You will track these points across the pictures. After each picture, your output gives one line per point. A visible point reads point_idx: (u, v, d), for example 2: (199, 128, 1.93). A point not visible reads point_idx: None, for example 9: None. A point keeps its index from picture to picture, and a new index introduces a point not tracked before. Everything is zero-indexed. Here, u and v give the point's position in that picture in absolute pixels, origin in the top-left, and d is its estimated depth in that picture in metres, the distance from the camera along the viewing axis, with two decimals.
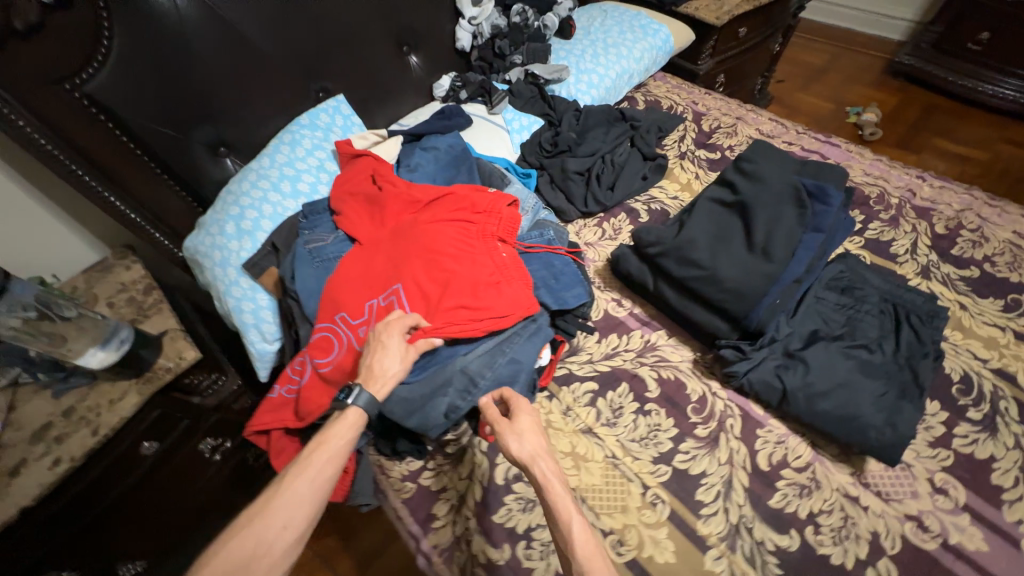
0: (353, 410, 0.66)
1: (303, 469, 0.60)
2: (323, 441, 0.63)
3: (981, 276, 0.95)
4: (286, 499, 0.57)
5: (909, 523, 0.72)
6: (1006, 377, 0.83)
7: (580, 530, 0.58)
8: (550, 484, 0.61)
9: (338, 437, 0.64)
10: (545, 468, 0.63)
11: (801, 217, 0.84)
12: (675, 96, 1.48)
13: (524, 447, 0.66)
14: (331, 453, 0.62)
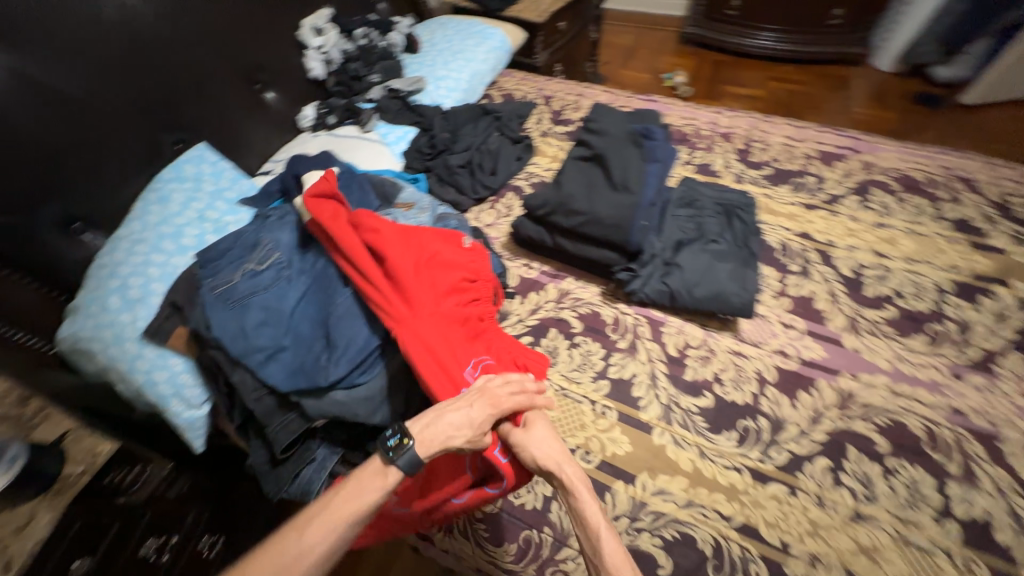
0: (393, 470, 0.71)
1: (332, 516, 0.66)
2: (359, 491, 0.69)
3: (773, 171, 1.27)
4: (299, 544, 0.64)
5: (775, 356, 0.97)
6: (806, 235, 1.14)
7: (607, 540, 0.69)
8: (575, 489, 0.73)
9: (366, 494, 0.69)
10: (572, 474, 0.75)
11: (640, 154, 1.05)
12: (524, 87, 1.68)
13: (548, 455, 0.76)
14: (356, 510, 0.68)
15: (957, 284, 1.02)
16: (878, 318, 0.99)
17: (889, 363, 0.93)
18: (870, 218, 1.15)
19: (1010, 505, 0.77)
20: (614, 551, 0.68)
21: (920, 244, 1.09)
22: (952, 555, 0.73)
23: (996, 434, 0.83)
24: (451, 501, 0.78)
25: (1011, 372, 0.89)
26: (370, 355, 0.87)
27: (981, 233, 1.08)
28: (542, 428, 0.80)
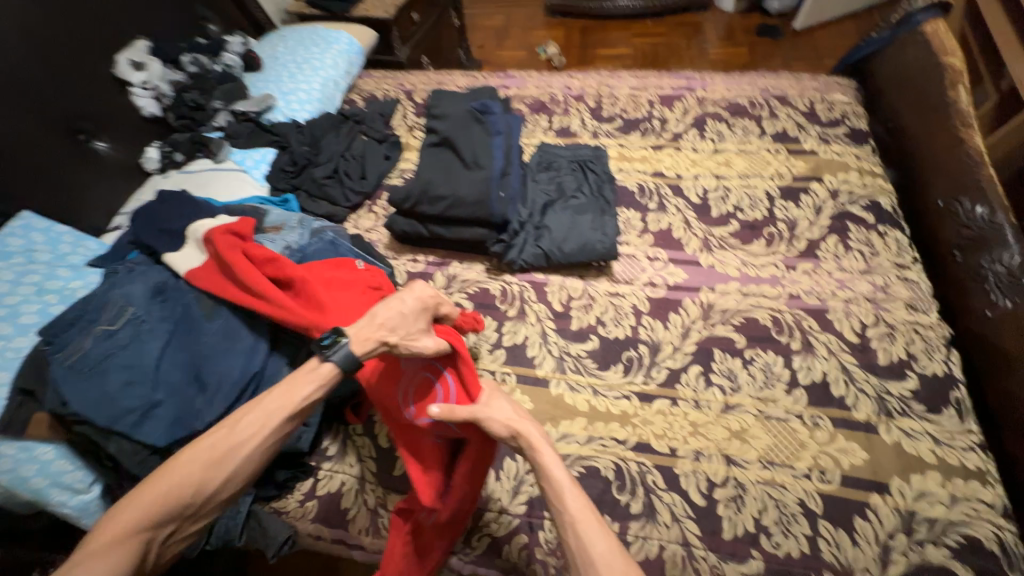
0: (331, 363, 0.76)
1: (270, 413, 0.72)
2: (300, 386, 0.75)
3: (623, 122, 1.37)
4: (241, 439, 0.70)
5: (646, 288, 1.06)
6: (658, 174, 1.24)
7: (573, 498, 0.68)
8: (541, 450, 0.73)
9: (306, 391, 0.75)
10: (535, 437, 0.75)
11: (484, 130, 1.09)
12: (385, 85, 1.66)
13: (507, 421, 0.75)
14: (293, 407, 0.74)
15: (783, 188, 1.16)
16: (725, 233, 1.12)
17: (737, 270, 1.06)
18: (708, 147, 1.27)
19: (839, 362, 0.91)
20: (578, 498, 0.68)
21: (750, 160, 1.22)
22: (802, 417, 0.86)
23: (824, 307, 0.98)
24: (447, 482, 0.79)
25: (831, 253, 1.04)
26: (252, 384, 0.84)
27: (796, 141, 1.24)
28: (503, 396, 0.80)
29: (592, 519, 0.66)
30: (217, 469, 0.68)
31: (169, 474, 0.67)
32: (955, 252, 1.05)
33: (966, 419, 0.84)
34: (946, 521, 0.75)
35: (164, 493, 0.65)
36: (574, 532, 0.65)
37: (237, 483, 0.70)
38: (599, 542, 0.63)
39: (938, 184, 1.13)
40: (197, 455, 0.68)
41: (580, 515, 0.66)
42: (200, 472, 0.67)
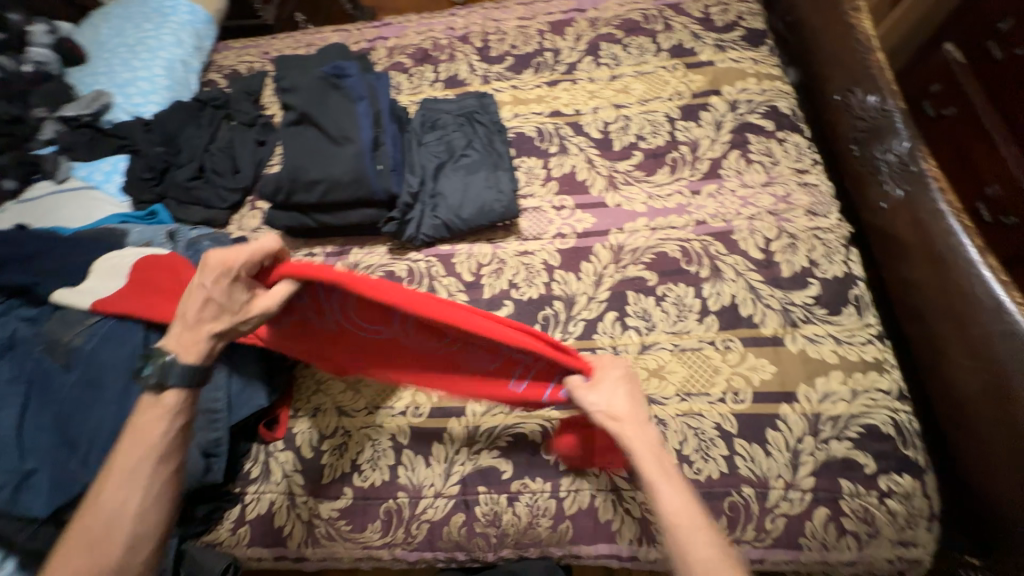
0: (173, 390, 0.66)
1: (129, 470, 0.63)
2: (147, 430, 0.65)
3: (514, 60, 1.24)
4: (121, 485, 0.62)
5: (555, 241, 1.02)
6: (556, 114, 1.15)
7: (670, 498, 0.61)
8: (637, 455, 0.65)
9: (160, 431, 0.65)
10: (632, 434, 0.66)
11: (344, 97, 0.96)
12: (247, 55, 1.44)
13: (604, 413, 0.68)
14: (152, 450, 0.64)
15: (683, 108, 1.10)
16: (630, 168, 1.06)
17: (644, 205, 1.02)
18: (605, 75, 1.18)
19: (746, 281, 0.91)
20: (677, 503, 0.61)
21: (649, 82, 1.14)
22: (714, 343, 0.87)
23: (730, 228, 0.96)
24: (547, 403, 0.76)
25: (733, 170, 1.01)
26: (130, 430, 0.75)
27: (693, 53, 1.16)
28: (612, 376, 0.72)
29: (694, 526, 0.59)
30: (101, 550, 0.60)
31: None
32: (853, 146, 1.04)
33: (864, 314, 0.86)
34: (848, 415, 0.79)
35: None
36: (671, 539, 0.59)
37: (140, 550, 0.62)
38: (701, 550, 0.57)
39: (834, 77, 1.09)
40: (74, 551, 0.60)
41: (680, 524, 0.59)
42: (86, 564, 0.59)
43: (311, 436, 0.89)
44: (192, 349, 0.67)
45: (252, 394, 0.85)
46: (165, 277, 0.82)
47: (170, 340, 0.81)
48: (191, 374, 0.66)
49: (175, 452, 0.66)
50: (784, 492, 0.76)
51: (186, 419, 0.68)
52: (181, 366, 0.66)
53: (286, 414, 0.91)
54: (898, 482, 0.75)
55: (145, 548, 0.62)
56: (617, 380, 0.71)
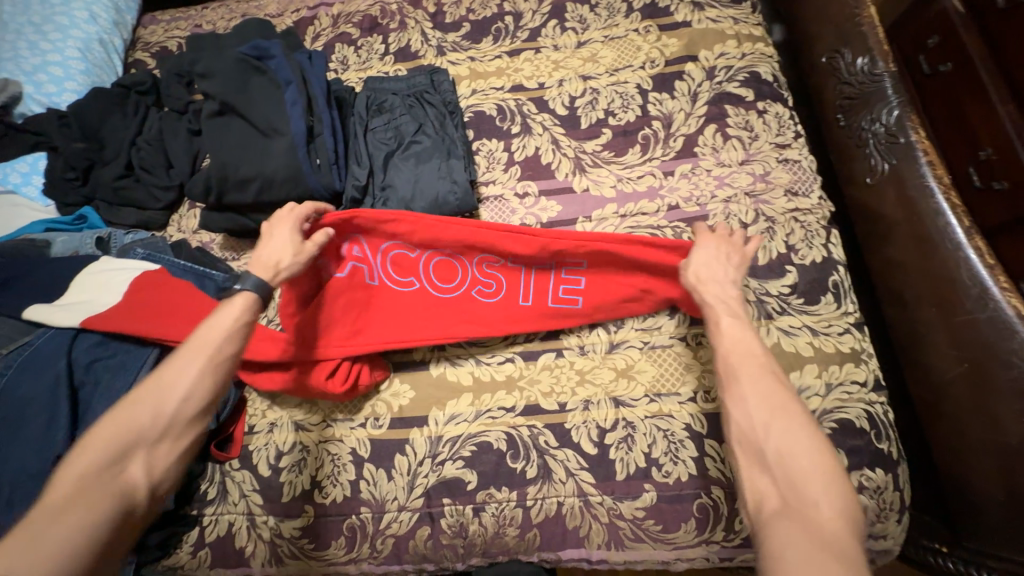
0: (240, 294, 0.69)
1: (200, 347, 0.64)
2: (216, 321, 0.67)
3: (471, 27, 1.12)
4: (200, 346, 0.65)
5: None
6: (518, 88, 1.04)
7: (734, 342, 0.62)
8: (715, 320, 0.65)
9: (230, 322, 0.67)
10: (715, 301, 0.68)
11: (271, 82, 0.86)
12: (175, 29, 1.28)
13: (700, 281, 0.71)
14: (218, 340, 0.66)
15: (656, 78, 1.00)
16: (598, 148, 0.97)
17: (613, 189, 0.94)
18: (571, 41, 1.06)
19: None
20: (742, 345, 0.61)
21: (619, 48, 1.03)
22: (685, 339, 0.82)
23: (704, 213, 0.89)
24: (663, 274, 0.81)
25: (709, 147, 0.93)
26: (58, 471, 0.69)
27: (667, 13, 1.04)
28: (709, 248, 0.73)
29: (750, 360, 0.60)
30: (161, 406, 0.61)
31: (111, 415, 0.59)
32: (839, 115, 0.95)
33: (843, 302, 0.81)
34: (821, 412, 0.76)
35: (122, 424, 0.58)
36: (734, 391, 0.58)
37: (187, 420, 0.62)
38: (757, 400, 0.56)
39: (821, 36, 0.99)
40: (137, 403, 0.60)
41: (738, 358, 0.60)
42: (142, 419, 0.59)
43: (268, 453, 0.86)
44: (262, 265, 0.74)
45: None
46: (170, 296, 0.82)
47: (101, 364, 0.77)
48: (260, 284, 0.71)
49: (240, 337, 0.68)
50: None
51: (252, 320, 0.70)
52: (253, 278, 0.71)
53: (241, 431, 0.87)
54: (870, 476, 0.73)
55: (186, 424, 0.62)
56: (710, 256, 0.72)
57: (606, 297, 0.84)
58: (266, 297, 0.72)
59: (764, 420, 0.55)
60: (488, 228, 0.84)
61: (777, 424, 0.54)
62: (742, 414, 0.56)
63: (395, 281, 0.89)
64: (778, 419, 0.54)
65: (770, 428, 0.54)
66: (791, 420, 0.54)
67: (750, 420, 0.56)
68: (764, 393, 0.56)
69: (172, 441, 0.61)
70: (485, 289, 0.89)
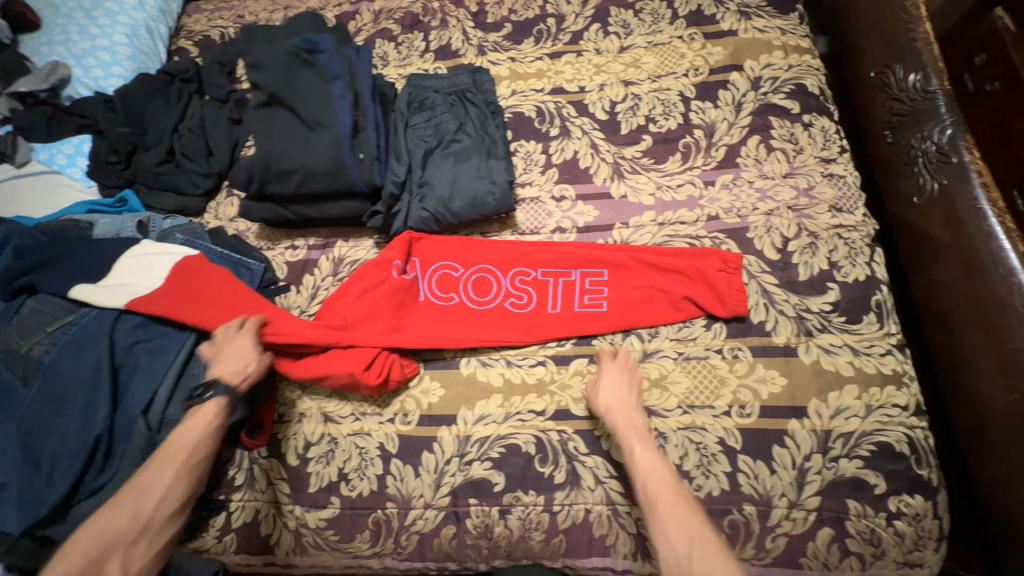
0: (210, 401, 0.72)
1: (171, 454, 0.67)
2: (183, 433, 0.69)
3: (513, 28, 1.12)
4: (174, 452, 0.67)
5: (554, 236, 0.94)
6: (558, 91, 1.04)
7: (645, 462, 0.70)
8: (630, 441, 0.73)
9: (203, 427, 0.70)
10: (625, 425, 0.74)
11: (319, 75, 0.86)
12: (218, 18, 1.30)
13: (609, 404, 0.76)
14: (189, 445, 0.68)
15: (700, 86, 0.99)
16: (637, 154, 0.97)
17: (651, 197, 0.93)
18: (613, 46, 1.06)
19: (760, 284, 0.83)
20: (654, 467, 0.69)
21: (662, 55, 1.03)
22: (721, 352, 0.81)
23: (745, 225, 0.88)
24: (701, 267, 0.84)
25: (751, 158, 0.92)
26: (96, 450, 0.70)
27: (713, 21, 1.03)
28: (613, 374, 0.79)
29: (665, 490, 0.66)
30: (136, 508, 0.62)
31: (89, 521, 0.61)
32: (886, 131, 0.94)
33: (886, 323, 0.80)
34: (861, 433, 0.74)
35: (97, 530, 0.60)
36: (658, 523, 0.63)
37: (163, 520, 0.63)
38: (675, 537, 0.61)
39: (871, 50, 0.97)
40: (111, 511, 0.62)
41: (653, 485, 0.67)
42: (114, 523, 0.61)
43: (297, 442, 0.86)
44: (230, 371, 0.74)
45: None
46: (209, 288, 0.84)
47: (141, 346, 0.78)
48: (230, 391, 0.72)
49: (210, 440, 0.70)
50: (787, 511, 0.73)
51: (222, 425, 0.72)
52: (221, 386, 0.73)
53: (271, 420, 0.87)
54: (909, 502, 0.72)
55: (160, 525, 0.63)
56: (623, 380, 0.79)
57: (645, 287, 0.86)
58: (231, 402, 0.72)
59: (684, 549, 0.60)
60: (541, 245, 0.92)
61: (695, 555, 0.59)
62: (665, 545, 0.61)
63: (432, 291, 0.92)
64: (696, 549, 0.59)
65: (687, 555, 0.59)
66: (707, 545, 0.60)
67: (671, 552, 0.60)
68: (679, 522, 0.62)
69: (147, 543, 0.62)
70: (518, 302, 0.90)
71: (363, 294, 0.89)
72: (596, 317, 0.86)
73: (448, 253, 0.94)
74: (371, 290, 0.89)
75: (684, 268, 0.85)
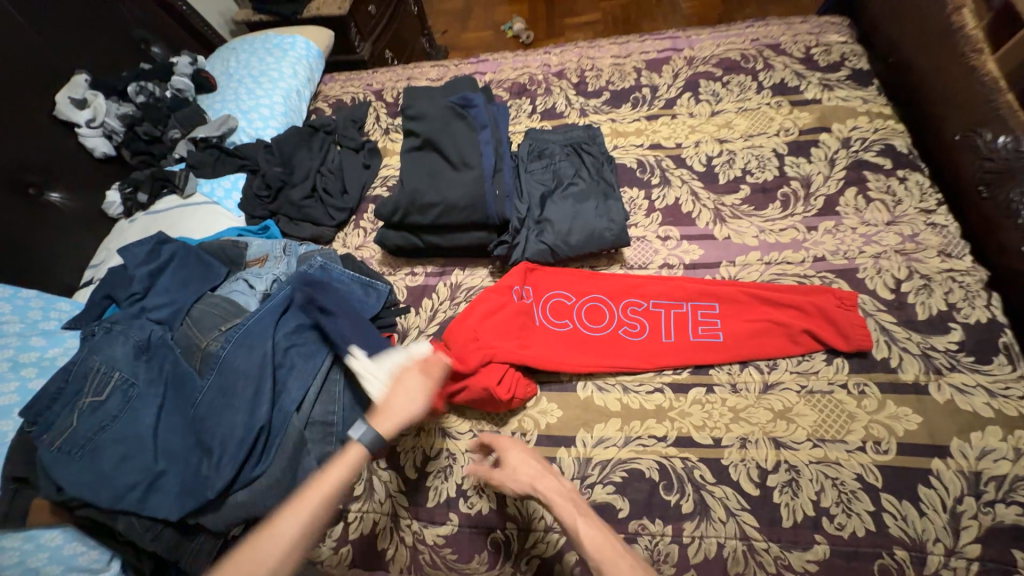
0: (358, 445, 0.65)
1: (305, 501, 0.61)
2: (325, 477, 0.63)
3: (611, 96, 1.28)
4: (315, 495, 0.62)
5: (662, 271, 1.00)
6: (656, 146, 1.16)
7: (586, 528, 0.64)
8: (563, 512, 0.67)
9: (344, 472, 0.64)
10: (546, 491, 0.71)
11: (468, 125, 1.02)
12: (351, 86, 1.54)
13: (523, 482, 0.73)
14: (328, 490, 0.62)
15: (791, 144, 1.09)
16: (736, 202, 1.05)
17: (755, 238, 0.99)
18: (705, 110, 1.19)
19: (877, 322, 0.86)
20: (597, 535, 0.63)
21: (752, 118, 1.15)
22: (846, 387, 0.82)
23: (853, 266, 0.92)
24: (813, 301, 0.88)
25: (851, 207, 0.98)
26: (256, 442, 0.76)
27: (797, 91, 1.16)
28: (516, 454, 0.78)
29: (618, 556, 0.60)
30: (270, 554, 0.57)
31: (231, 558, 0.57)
32: (980, 187, 0.99)
33: (1019, 365, 0.79)
34: (1014, 477, 0.71)
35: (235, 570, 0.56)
36: None
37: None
38: None
39: (953, 117, 1.06)
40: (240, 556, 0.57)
41: (607, 561, 0.60)
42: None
43: (416, 456, 0.88)
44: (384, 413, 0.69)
45: (364, 410, 0.83)
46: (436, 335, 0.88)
47: (295, 350, 0.85)
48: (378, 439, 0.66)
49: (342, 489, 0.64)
50: (945, 559, 0.68)
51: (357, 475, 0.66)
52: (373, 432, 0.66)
53: (390, 431, 0.91)
54: None
55: None
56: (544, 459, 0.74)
57: (760, 322, 0.89)
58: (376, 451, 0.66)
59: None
60: (649, 279, 0.98)
61: None
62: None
63: (546, 317, 0.97)
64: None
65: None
66: None
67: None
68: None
69: None
70: (631, 330, 0.95)
71: (489, 314, 0.95)
72: (712, 347, 0.89)
73: (560, 284, 1.00)
74: (495, 314, 0.95)
75: (801, 302, 0.88)
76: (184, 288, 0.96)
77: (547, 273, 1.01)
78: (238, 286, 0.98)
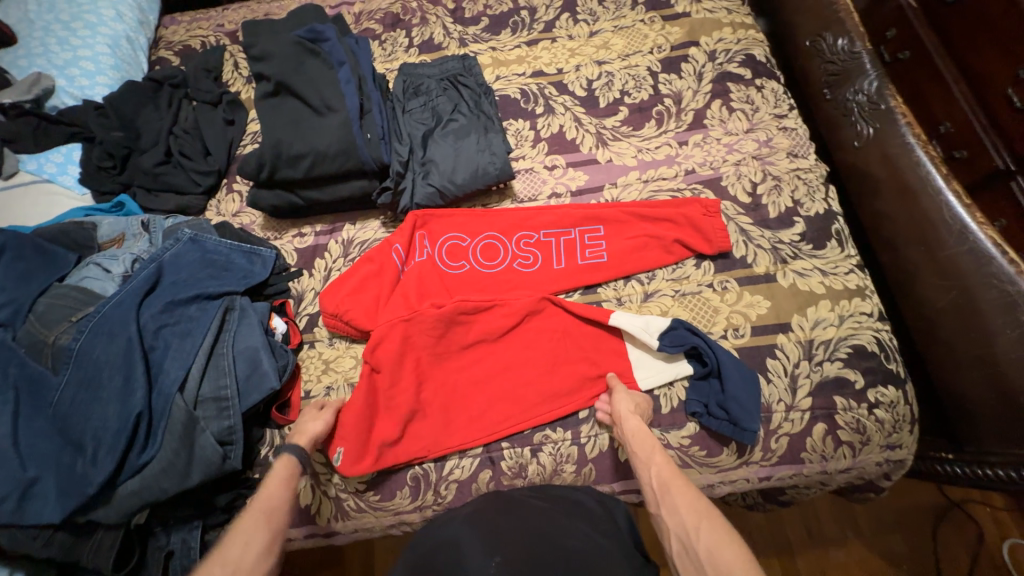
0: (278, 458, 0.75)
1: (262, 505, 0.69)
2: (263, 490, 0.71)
3: (489, 22, 1.21)
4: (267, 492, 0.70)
5: (551, 201, 1.02)
6: (538, 74, 1.14)
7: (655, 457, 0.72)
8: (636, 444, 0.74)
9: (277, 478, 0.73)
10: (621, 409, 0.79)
11: (324, 63, 0.98)
12: (198, 26, 1.32)
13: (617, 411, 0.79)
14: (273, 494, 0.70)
15: (664, 61, 1.11)
16: (617, 124, 1.07)
17: (634, 159, 1.03)
18: (583, 31, 1.17)
19: (737, 225, 0.95)
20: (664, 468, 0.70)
21: (628, 37, 1.14)
22: (712, 286, 0.91)
23: (718, 175, 1.00)
24: (682, 212, 0.95)
25: (716, 119, 1.04)
26: (139, 427, 0.73)
27: (669, 5, 1.16)
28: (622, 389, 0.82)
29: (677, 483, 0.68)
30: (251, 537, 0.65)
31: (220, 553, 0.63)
32: (825, 90, 1.08)
33: (846, 246, 0.92)
34: (838, 339, 0.85)
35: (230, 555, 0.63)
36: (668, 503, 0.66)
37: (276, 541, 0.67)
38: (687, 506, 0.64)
39: (803, 23, 1.12)
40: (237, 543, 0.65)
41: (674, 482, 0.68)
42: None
43: None
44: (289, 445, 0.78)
45: (261, 378, 0.81)
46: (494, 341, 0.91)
47: (168, 330, 0.81)
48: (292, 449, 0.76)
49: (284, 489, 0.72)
50: (786, 414, 0.82)
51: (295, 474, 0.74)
52: (293, 444, 0.77)
53: (299, 396, 0.89)
54: (884, 393, 0.82)
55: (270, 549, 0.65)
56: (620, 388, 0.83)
57: (641, 239, 0.94)
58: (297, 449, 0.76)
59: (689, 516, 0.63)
60: (539, 211, 0.99)
61: (705, 527, 0.60)
62: (673, 520, 0.64)
63: (451, 269, 0.97)
64: (703, 516, 0.62)
65: (697, 524, 0.61)
66: (715, 523, 0.61)
67: (682, 525, 0.63)
68: (683, 499, 0.65)
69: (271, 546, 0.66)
70: (525, 263, 0.97)
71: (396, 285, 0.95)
72: (603, 271, 0.94)
73: (454, 226, 0.99)
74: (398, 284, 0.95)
75: (672, 216, 0.94)
76: (26, 283, 0.83)
77: (439, 223, 0.99)
78: (90, 271, 0.87)
